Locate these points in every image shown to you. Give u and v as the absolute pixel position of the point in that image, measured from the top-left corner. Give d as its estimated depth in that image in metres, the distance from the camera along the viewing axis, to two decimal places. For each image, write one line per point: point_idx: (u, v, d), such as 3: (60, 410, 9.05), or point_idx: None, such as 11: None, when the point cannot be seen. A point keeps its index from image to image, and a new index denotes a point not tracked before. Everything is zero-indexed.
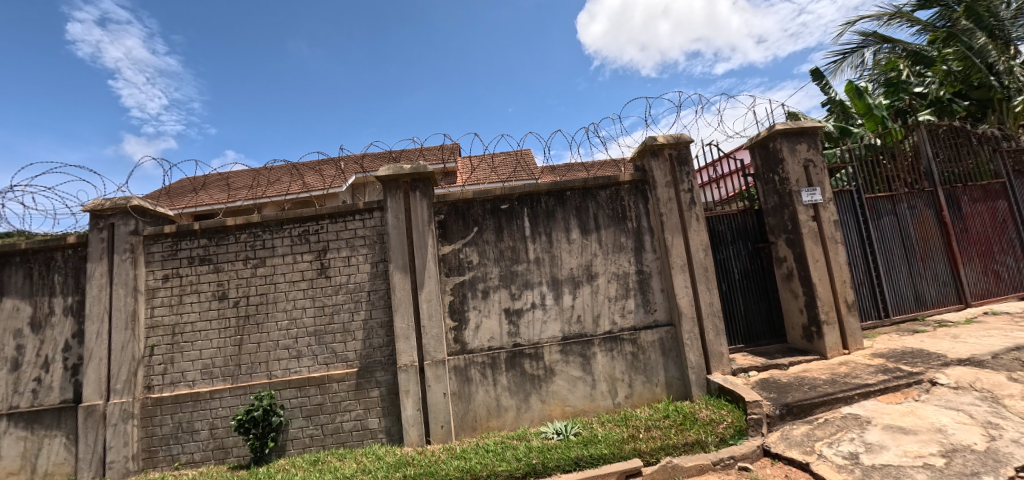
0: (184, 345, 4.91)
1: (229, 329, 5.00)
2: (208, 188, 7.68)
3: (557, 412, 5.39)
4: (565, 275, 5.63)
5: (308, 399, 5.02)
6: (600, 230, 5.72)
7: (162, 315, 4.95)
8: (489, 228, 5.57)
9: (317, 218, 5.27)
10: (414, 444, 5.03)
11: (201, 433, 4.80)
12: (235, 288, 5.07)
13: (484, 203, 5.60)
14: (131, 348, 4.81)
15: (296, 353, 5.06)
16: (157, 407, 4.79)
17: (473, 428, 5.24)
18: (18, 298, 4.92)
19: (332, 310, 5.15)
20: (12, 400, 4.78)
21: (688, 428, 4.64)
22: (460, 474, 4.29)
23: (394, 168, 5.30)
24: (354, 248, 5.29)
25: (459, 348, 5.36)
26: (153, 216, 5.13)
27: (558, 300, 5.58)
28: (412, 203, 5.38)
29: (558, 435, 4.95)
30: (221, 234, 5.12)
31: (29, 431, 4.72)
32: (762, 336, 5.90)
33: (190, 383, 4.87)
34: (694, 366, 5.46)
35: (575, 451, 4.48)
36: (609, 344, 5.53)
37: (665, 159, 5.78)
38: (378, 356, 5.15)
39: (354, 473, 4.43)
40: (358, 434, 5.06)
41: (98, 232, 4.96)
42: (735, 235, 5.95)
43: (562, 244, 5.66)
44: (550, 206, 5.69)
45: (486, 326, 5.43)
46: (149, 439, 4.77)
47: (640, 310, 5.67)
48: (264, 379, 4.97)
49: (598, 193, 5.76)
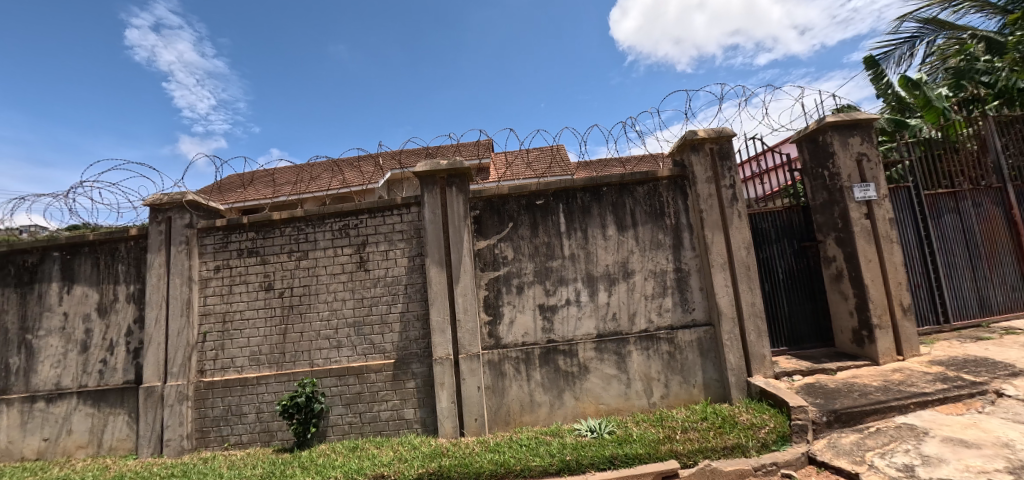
0: (233, 333, 5.19)
1: (275, 318, 5.23)
2: (255, 184, 8.00)
3: (591, 410, 5.35)
4: (601, 272, 5.57)
5: (348, 388, 5.19)
6: (637, 227, 5.62)
7: (213, 303, 5.23)
8: (524, 224, 5.57)
9: (357, 213, 5.43)
10: (449, 435, 5.12)
11: (249, 416, 5.06)
12: (281, 279, 5.30)
13: (520, 199, 5.61)
14: (186, 334, 5.11)
15: (336, 343, 5.24)
16: (209, 390, 5.07)
17: (507, 423, 5.28)
18: (87, 285, 5.32)
19: (371, 303, 5.31)
20: (82, 379, 5.18)
21: (727, 432, 4.50)
22: (494, 467, 4.33)
23: (431, 163, 5.40)
24: (392, 242, 5.42)
25: (493, 343, 5.40)
26: (206, 210, 5.42)
27: (593, 297, 5.53)
28: (448, 198, 5.46)
29: (592, 432, 4.91)
30: (267, 228, 5.36)
31: (96, 408, 5.10)
32: (806, 339, 5.65)
33: (239, 368, 5.14)
34: (734, 368, 5.30)
35: (609, 449, 4.44)
36: (645, 342, 5.44)
37: (706, 153, 5.61)
38: (414, 348, 5.28)
39: (390, 461, 4.55)
40: (395, 423, 5.20)
41: (157, 225, 5.30)
42: (780, 233, 5.70)
43: (597, 240, 5.60)
44: (585, 202, 5.63)
45: (521, 322, 5.45)
46: (201, 420, 5.06)
47: (677, 308, 5.54)
48: (306, 367, 5.19)
49: (635, 189, 5.66)
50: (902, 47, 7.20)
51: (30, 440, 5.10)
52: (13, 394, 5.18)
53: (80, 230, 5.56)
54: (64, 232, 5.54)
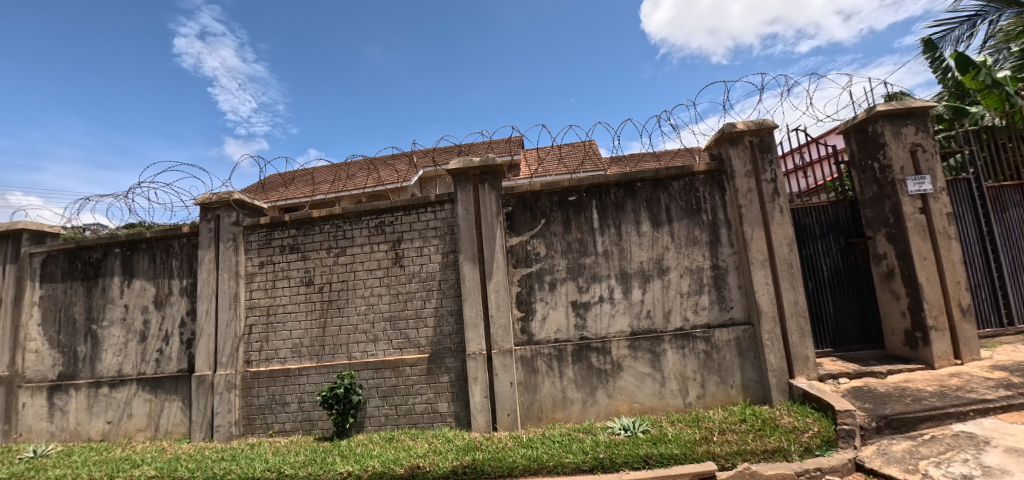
0: (277, 325, 5.44)
1: (315, 312, 5.44)
2: (296, 183, 8.30)
3: (625, 408, 5.29)
4: (635, 269, 5.48)
5: (384, 381, 5.34)
6: (672, 223, 5.50)
7: (258, 297, 5.49)
8: (557, 220, 5.56)
9: (392, 210, 5.56)
10: (482, 430, 5.19)
11: (291, 405, 5.28)
12: (321, 274, 5.50)
13: (552, 195, 5.60)
14: (233, 326, 5.40)
15: (373, 336, 5.41)
16: (255, 380, 5.32)
17: (539, 419, 5.30)
18: (145, 279, 5.69)
19: (406, 298, 5.44)
20: (141, 367, 5.55)
21: (767, 435, 4.36)
22: (527, 462, 4.36)
23: (464, 161, 5.46)
24: (426, 238, 5.53)
25: (526, 339, 5.43)
26: (251, 208, 5.68)
27: (627, 294, 5.45)
28: (480, 195, 5.51)
29: (626, 431, 4.86)
30: (307, 225, 5.58)
31: (154, 394, 5.46)
32: (854, 340, 5.38)
33: (282, 360, 5.38)
34: (775, 369, 5.12)
35: (643, 448, 4.38)
36: (681, 341, 5.33)
37: (746, 147, 5.43)
38: (448, 343, 5.38)
39: (426, 453, 4.66)
40: (429, 416, 5.31)
41: (207, 223, 5.61)
42: (825, 229, 5.44)
43: (631, 236, 5.51)
44: (619, 198, 5.56)
45: (553, 318, 5.44)
46: (248, 408, 5.32)
47: (714, 307, 5.40)
48: (345, 360, 5.37)
49: (670, 184, 5.55)
50: (961, 26, 6.70)
51: (95, 422, 5.51)
52: (81, 379, 5.62)
53: (138, 228, 5.95)
54: (124, 230, 5.94)
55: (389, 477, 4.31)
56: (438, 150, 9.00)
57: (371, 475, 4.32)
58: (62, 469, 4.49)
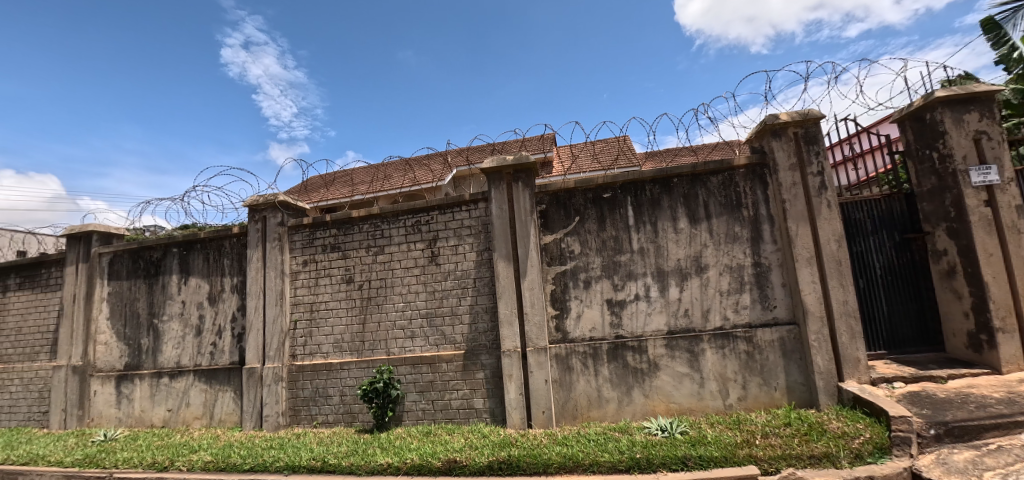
0: (319, 321, 5.68)
1: (355, 308, 5.64)
2: (336, 184, 8.61)
3: (662, 409, 5.19)
4: (672, 266, 5.37)
5: (421, 376, 5.47)
6: (710, 219, 5.34)
7: (302, 294, 5.75)
8: (591, 217, 5.52)
9: (428, 209, 5.69)
10: (517, 426, 5.23)
11: (334, 398, 5.50)
12: (360, 272, 5.69)
13: (586, 192, 5.56)
14: (280, 321, 5.68)
15: (410, 333, 5.55)
16: (300, 373, 5.58)
17: (574, 417, 5.28)
18: (200, 277, 6.06)
19: (442, 295, 5.55)
20: (197, 358, 5.93)
21: (814, 440, 4.17)
22: (562, 460, 4.36)
23: (498, 160, 5.51)
24: (461, 237, 5.61)
25: (561, 337, 5.42)
26: (295, 209, 5.95)
27: (664, 292, 5.35)
28: (514, 193, 5.55)
29: (663, 431, 4.77)
30: (347, 225, 5.78)
31: (209, 385, 5.83)
32: (910, 342, 5.05)
33: (325, 354, 5.61)
34: (822, 371, 4.89)
35: (682, 450, 4.29)
36: (721, 340, 5.18)
37: (789, 139, 5.21)
38: (483, 340, 5.45)
39: (462, 447, 4.75)
40: (465, 412, 5.40)
41: (255, 224, 5.92)
42: (877, 224, 5.13)
43: (668, 233, 5.39)
44: (655, 194, 5.45)
45: (588, 316, 5.41)
46: (294, 400, 5.58)
47: (757, 306, 5.21)
48: (384, 355, 5.55)
49: (708, 179, 5.39)
50: None
51: (157, 410, 5.93)
52: (144, 370, 6.06)
53: (193, 229, 6.34)
54: (180, 230, 6.35)
55: (427, 470, 4.41)
56: (472, 149, 9.09)
57: (410, 468, 4.45)
58: (128, 453, 4.86)
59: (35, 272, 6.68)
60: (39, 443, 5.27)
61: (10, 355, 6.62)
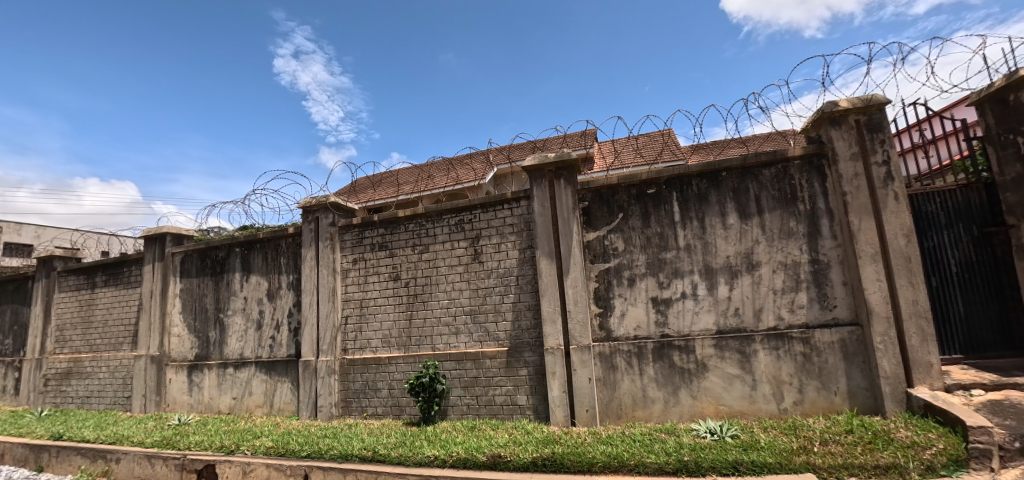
0: (369, 317, 5.92)
1: (402, 305, 5.84)
2: (382, 184, 8.92)
3: (711, 411, 5.02)
4: (721, 263, 5.16)
5: (466, 372, 5.58)
6: (763, 214, 5.10)
7: (352, 291, 6.01)
8: (635, 214, 5.41)
9: (471, 208, 5.78)
10: (561, 424, 5.23)
11: (383, 391, 5.72)
12: (406, 270, 5.88)
13: (630, 188, 5.46)
14: (332, 317, 5.97)
15: (455, 329, 5.68)
16: (351, 366, 5.84)
17: (619, 416, 5.20)
18: (260, 274, 6.47)
19: (485, 292, 5.63)
20: (258, 351, 6.34)
21: (879, 449, 3.90)
22: (607, 459, 4.31)
23: (539, 157, 5.51)
24: (504, 235, 5.66)
25: (604, 335, 5.35)
26: (345, 210, 6.22)
27: (712, 290, 5.16)
28: (557, 190, 5.53)
29: (712, 434, 4.62)
30: (393, 224, 5.98)
31: (269, 375, 6.22)
32: (991, 346, 4.59)
33: (374, 349, 5.85)
34: (888, 376, 4.55)
35: (733, 454, 4.12)
36: (774, 341, 4.94)
37: (850, 127, 4.88)
38: (526, 337, 5.48)
39: (506, 443, 4.81)
40: (509, 408, 5.46)
41: (309, 224, 6.24)
42: (952, 217, 4.72)
43: (716, 229, 5.19)
44: (702, 189, 5.26)
45: (633, 314, 5.31)
46: (346, 392, 5.84)
47: (814, 305, 4.92)
48: (430, 350, 5.70)
49: (760, 172, 5.14)
50: None
51: (224, 398, 6.40)
52: (212, 360, 6.56)
53: (254, 229, 6.78)
54: (242, 231, 6.80)
55: (472, 463, 4.49)
56: (514, 147, 9.14)
57: (455, 461, 4.54)
58: (199, 437, 5.28)
59: (118, 270, 7.37)
60: (124, 425, 5.83)
61: (99, 345, 7.34)
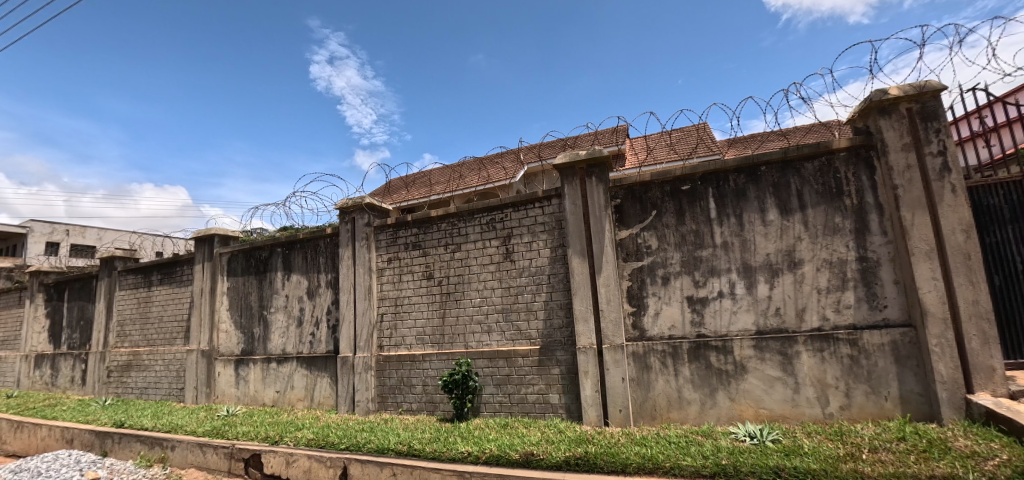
0: (403, 315, 6.06)
1: (436, 303, 5.94)
2: (416, 185, 9.10)
3: (750, 414, 4.85)
4: (760, 262, 4.98)
5: (498, 370, 5.63)
6: (805, 209, 4.87)
7: (387, 289, 6.17)
8: (669, 211, 5.29)
9: (502, 207, 5.81)
10: (593, 423, 5.18)
11: (417, 387, 5.84)
12: (439, 269, 5.98)
13: (663, 184, 5.34)
14: (368, 314, 6.15)
15: (487, 327, 5.73)
16: (387, 363, 6.00)
17: (653, 417, 5.11)
18: (300, 273, 6.74)
19: (517, 291, 5.66)
20: (299, 346, 6.61)
21: (934, 459, 3.66)
22: (641, 460, 4.23)
23: (570, 155, 5.47)
24: (536, 234, 5.66)
25: (638, 335, 5.26)
26: (380, 210, 6.38)
27: (751, 289, 4.98)
28: (588, 188, 5.48)
29: (752, 438, 4.47)
30: (426, 224, 6.09)
31: (309, 370, 6.47)
32: None
33: (409, 346, 5.98)
34: (945, 381, 4.27)
35: (774, 459, 3.97)
36: (819, 343, 4.72)
37: (902, 116, 4.59)
38: (558, 336, 5.47)
39: (539, 441, 4.82)
40: (541, 406, 5.46)
41: (346, 225, 6.44)
42: (1017, 211, 4.38)
43: (755, 226, 5.01)
44: (739, 184, 5.09)
45: (667, 313, 5.20)
46: (382, 387, 6.00)
47: (862, 305, 4.66)
48: (462, 348, 5.78)
49: (802, 165, 4.92)
50: None
51: (268, 391, 6.71)
52: (257, 355, 6.88)
53: (294, 230, 7.06)
54: (284, 232, 7.10)
55: (505, 461, 4.51)
56: (544, 145, 9.13)
57: (489, 457, 4.57)
58: (246, 428, 5.56)
59: (172, 270, 7.85)
60: (178, 415, 6.21)
61: (155, 339, 7.84)
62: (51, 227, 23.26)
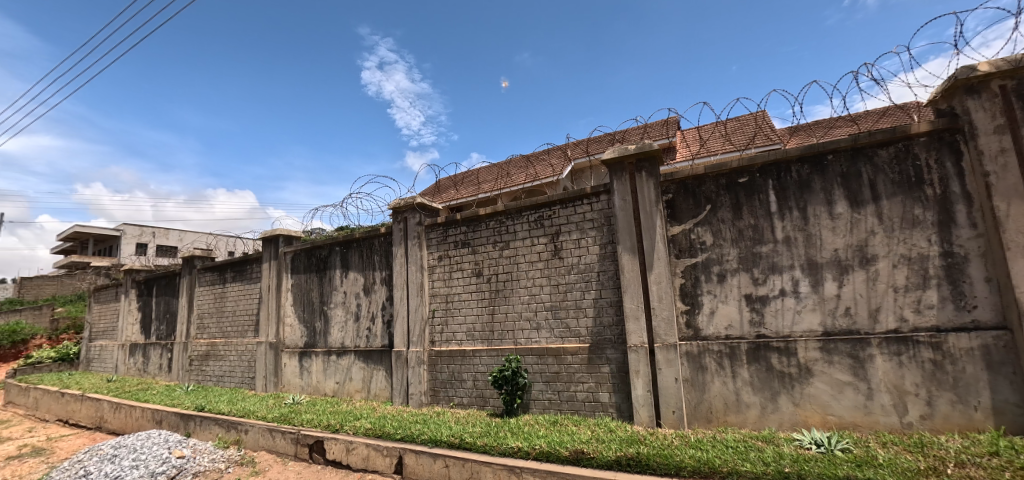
0: (453, 311, 6.20)
1: (485, 300, 6.04)
2: (464, 183, 9.26)
3: (817, 420, 4.54)
4: (827, 258, 4.63)
5: (548, 367, 5.62)
6: (879, 200, 4.48)
7: (438, 286, 6.35)
8: (725, 205, 5.04)
9: (550, 204, 5.79)
10: (645, 424, 5.05)
11: (467, 382, 5.96)
12: (488, 266, 6.06)
13: (718, 178, 5.10)
14: (421, 310, 6.35)
15: (536, 324, 5.74)
16: (438, 358, 6.18)
17: (708, 420, 4.90)
18: (357, 271, 7.07)
19: (566, 288, 5.62)
20: (357, 340, 6.94)
21: None
22: (697, 464, 4.05)
23: (619, 150, 5.35)
24: (584, 231, 5.60)
25: (691, 334, 5.07)
26: (430, 209, 6.55)
27: (817, 287, 4.64)
28: (638, 183, 5.34)
29: (819, 446, 4.18)
30: (475, 222, 6.20)
31: (366, 363, 6.78)
32: None
33: (459, 341, 6.12)
34: None
35: (843, 469, 3.70)
36: (895, 346, 4.33)
37: (994, 95, 4.11)
38: (608, 334, 5.38)
39: (589, 440, 4.77)
40: (591, 405, 5.39)
41: (399, 224, 6.67)
42: None
43: (821, 219, 4.66)
44: (803, 175, 4.76)
45: (723, 312, 4.97)
46: (434, 381, 6.18)
47: (947, 305, 4.23)
48: (512, 345, 5.84)
49: (875, 153, 4.52)
50: None
51: (328, 382, 7.10)
52: (319, 348, 7.30)
53: (351, 230, 7.41)
54: (341, 231, 7.47)
55: (555, 458, 4.46)
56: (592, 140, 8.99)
57: (538, 454, 4.54)
58: (309, 416, 5.93)
59: (243, 268, 8.48)
60: (250, 402, 6.72)
61: (230, 332, 8.52)
62: (139, 229, 25.85)
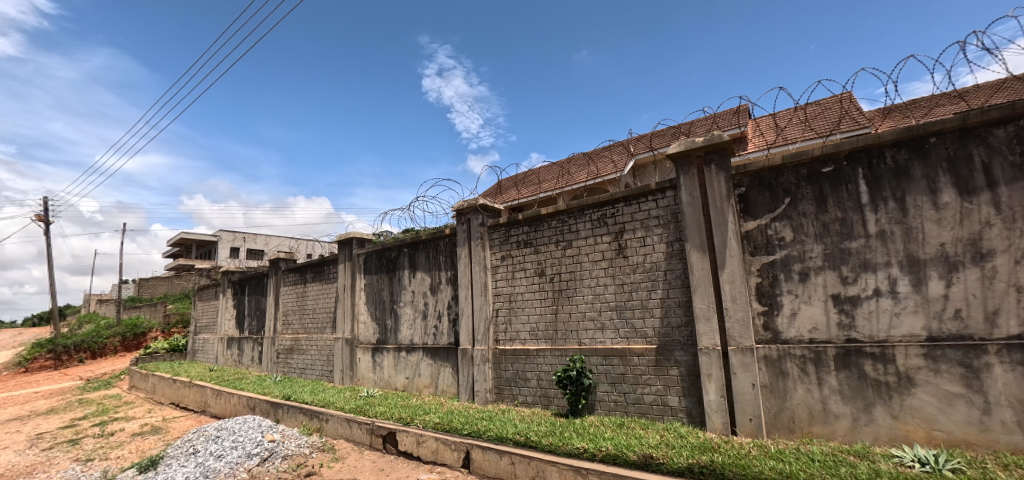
0: (517, 310, 6.26)
1: (548, 299, 6.03)
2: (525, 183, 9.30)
3: (920, 436, 4.04)
4: (931, 253, 4.10)
5: (613, 368, 5.49)
6: (996, 187, 3.89)
7: (502, 285, 6.43)
8: (806, 198, 4.63)
9: (613, 202, 5.65)
10: (719, 431, 4.77)
11: (531, 381, 5.98)
12: (551, 266, 6.05)
13: (798, 168, 4.70)
14: (485, 309, 6.48)
15: (601, 324, 5.63)
16: (502, 356, 6.26)
17: (791, 430, 4.53)
18: (424, 271, 7.35)
19: (631, 288, 5.46)
20: (425, 338, 7.21)
21: None
22: (778, 476, 3.77)
23: (686, 143, 5.09)
24: (649, 228, 5.40)
25: (770, 337, 4.71)
26: (493, 210, 6.64)
27: (919, 287, 4.12)
28: (707, 177, 5.05)
29: (923, 465, 3.71)
30: (537, 222, 6.20)
31: (434, 360, 7.02)
32: None
33: (523, 340, 6.17)
34: None
35: None
36: (1019, 354, 3.74)
37: None
38: (677, 336, 5.15)
39: (657, 444, 4.60)
40: (659, 408, 5.19)
41: (463, 225, 6.84)
42: None
43: (923, 210, 4.13)
44: (898, 161, 4.26)
45: (807, 314, 4.56)
46: (498, 380, 6.27)
47: None
48: (576, 345, 5.77)
49: (990, 133, 3.93)
50: None
51: (399, 376, 7.45)
52: (389, 344, 7.68)
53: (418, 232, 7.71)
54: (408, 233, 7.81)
55: (622, 461, 4.35)
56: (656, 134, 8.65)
57: (605, 456, 4.46)
58: (381, 408, 6.27)
59: (322, 268, 9.13)
60: (331, 393, 7.22)
61: (311, 328, 9.20)
62: (235, 234, 28.66)
